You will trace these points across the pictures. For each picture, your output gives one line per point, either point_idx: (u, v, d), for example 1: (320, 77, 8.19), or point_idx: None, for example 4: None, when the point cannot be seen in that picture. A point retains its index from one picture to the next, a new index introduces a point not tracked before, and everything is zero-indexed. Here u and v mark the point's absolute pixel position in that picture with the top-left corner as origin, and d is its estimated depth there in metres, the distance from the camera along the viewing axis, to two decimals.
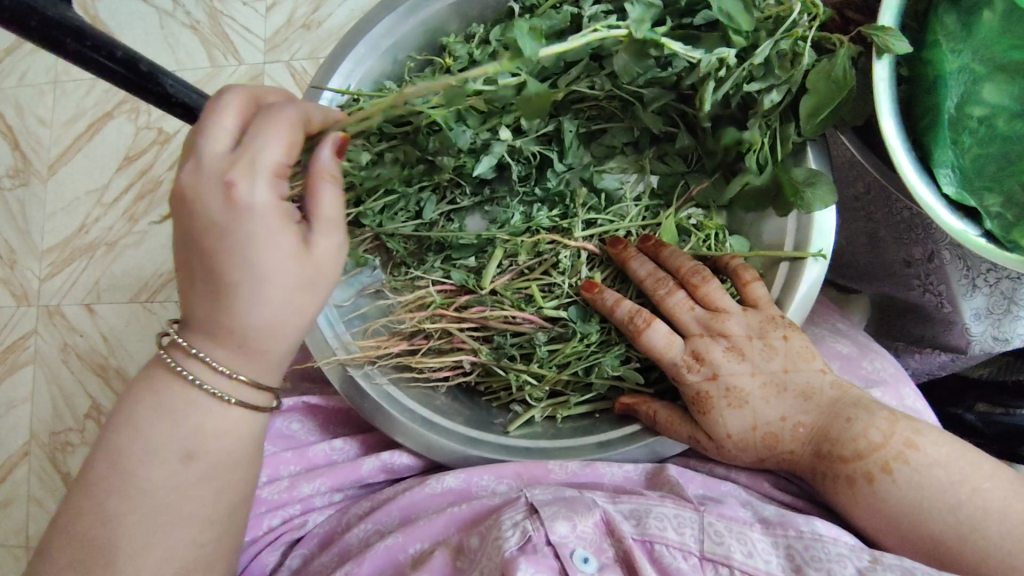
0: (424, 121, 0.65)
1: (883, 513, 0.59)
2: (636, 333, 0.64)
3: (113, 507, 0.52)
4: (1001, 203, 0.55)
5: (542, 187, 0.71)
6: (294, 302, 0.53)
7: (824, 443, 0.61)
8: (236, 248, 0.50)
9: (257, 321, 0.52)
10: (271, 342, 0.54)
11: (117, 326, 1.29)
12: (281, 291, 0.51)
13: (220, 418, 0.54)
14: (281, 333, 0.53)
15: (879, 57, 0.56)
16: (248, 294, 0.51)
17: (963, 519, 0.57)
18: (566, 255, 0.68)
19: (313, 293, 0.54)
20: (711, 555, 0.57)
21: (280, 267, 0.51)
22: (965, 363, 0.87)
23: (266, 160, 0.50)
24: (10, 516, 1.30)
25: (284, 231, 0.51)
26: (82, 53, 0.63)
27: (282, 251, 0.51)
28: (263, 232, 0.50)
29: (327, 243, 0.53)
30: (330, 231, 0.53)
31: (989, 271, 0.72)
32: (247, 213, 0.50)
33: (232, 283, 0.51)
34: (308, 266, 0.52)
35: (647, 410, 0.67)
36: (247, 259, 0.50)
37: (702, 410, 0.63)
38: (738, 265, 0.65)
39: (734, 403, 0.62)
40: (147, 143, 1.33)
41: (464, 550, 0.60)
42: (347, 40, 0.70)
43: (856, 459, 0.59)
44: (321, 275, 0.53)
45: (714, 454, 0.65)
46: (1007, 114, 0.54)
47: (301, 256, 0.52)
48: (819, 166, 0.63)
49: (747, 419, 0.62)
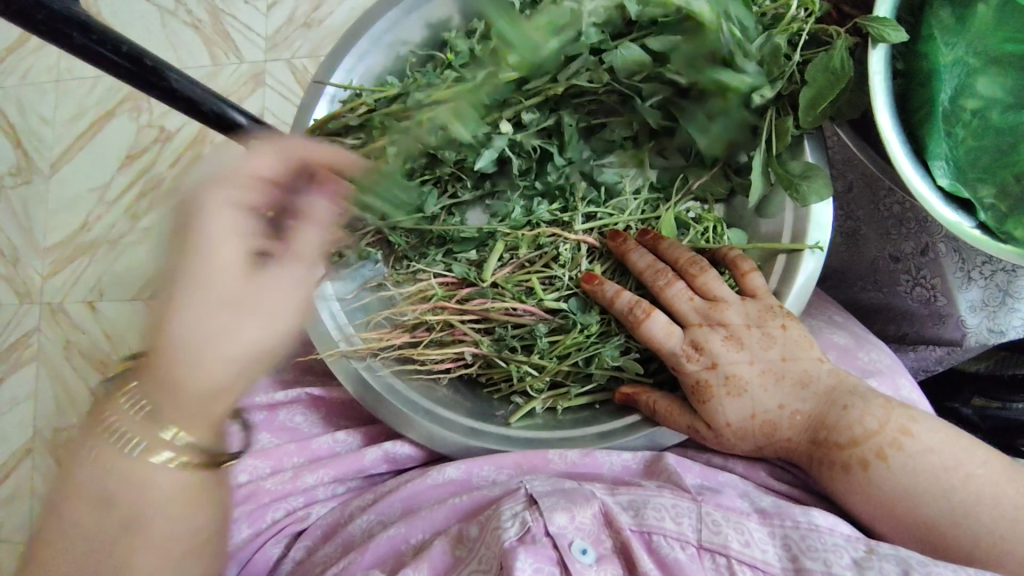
0: (429, 114, 0.68)
1: (878, 499, 0.60)
2: (635, 324, 0.64)
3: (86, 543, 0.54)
4: (995, 194, 0.57)
5: (542, 180, 0.71)
6: (250, 331, 0.52)
7: (821, 431, 0.62)
8: (191, 255, 0.50)
9: (188, 338, 0.50)
10: (223, 394, 0.53)
11: (121, 325, 1.31)
12: (228, 316, 0.51)
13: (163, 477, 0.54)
14: (229, 370, 0.52)
15: (874, 47, 0.57)
16: (195, 328, 0.50)
17: (956, 504, 0.58)
18: (566, 248, 0.69)
19: (249, 318, 0.51)
20: (708, 544, 0.58)
21: (226, 281, 0.50)
22: (960, 356, 0.84)
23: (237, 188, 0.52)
24: (13, 515, 1.31)
25: (234, 239, 0.51)
26: (87, 47, 0.65)
27: (237, 279, 0.51)
28: (213, 245, 0.50)
29: (283, 279, 0.54)
30: (292, 263, 0.55)
31: (984, 263, 0.75)
32: (204, 217, 0.50)
33: (179, 293, 0.50)
34: (258, 293, 0.52)
35: (647, 400, 0.68)
36: (197, 272, 0.50)
37: (701, 399, 0.64)
38: (736, 255, 0.66)
39: (734, 392, 0.63)
40: (149, 141, 1.34)
41: (464, 539, 0.61)
42: (349, 37, 0.71)
43: (853, 446, 0.60)
44: (263, 303, 0.52)
45: (713, 444, 0.66)
46: (1000, 106, 0.55)
47: (255, 282, 0.52)
48: (814, 159, 0.64)
49: (746, 408, 0.63)
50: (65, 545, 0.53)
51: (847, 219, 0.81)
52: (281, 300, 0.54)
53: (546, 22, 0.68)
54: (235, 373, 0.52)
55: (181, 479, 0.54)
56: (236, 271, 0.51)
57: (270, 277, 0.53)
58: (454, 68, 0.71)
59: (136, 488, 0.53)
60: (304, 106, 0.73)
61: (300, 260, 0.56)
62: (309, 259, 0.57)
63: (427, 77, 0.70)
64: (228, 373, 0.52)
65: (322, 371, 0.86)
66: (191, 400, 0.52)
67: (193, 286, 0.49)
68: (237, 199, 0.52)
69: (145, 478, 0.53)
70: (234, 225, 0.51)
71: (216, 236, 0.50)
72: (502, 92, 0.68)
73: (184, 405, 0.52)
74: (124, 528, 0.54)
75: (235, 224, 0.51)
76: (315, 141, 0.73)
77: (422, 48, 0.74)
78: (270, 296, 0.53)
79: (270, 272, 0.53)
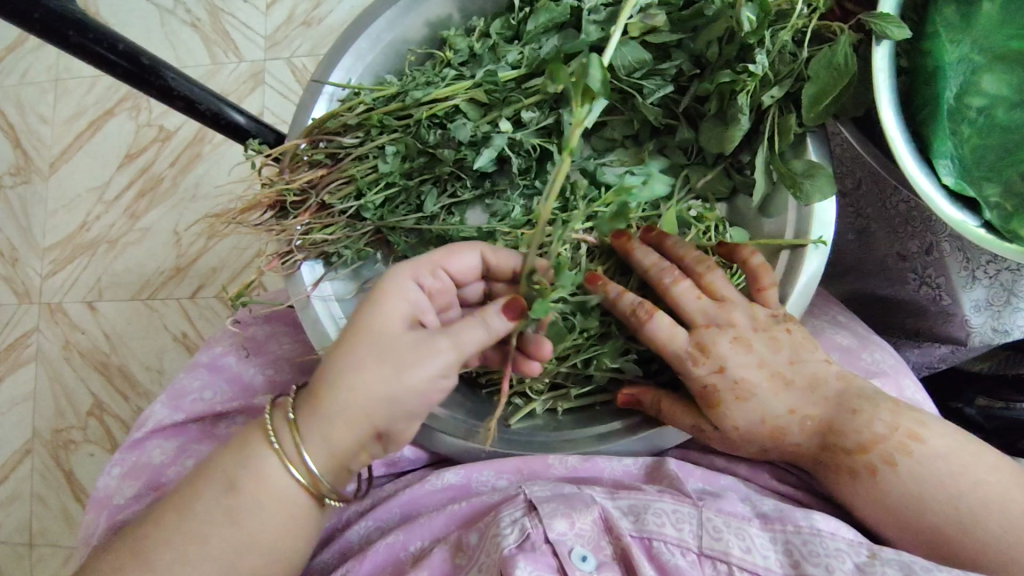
0: (427, 112, 0.67)
1: (886, 505, 0.60)
2: (639, 323, 0.63)
3: (179, 528, 0.57)
4: (1000, 193, 0.56)
5: (542, 180, 0.70)
6: (386, 379, 0.56)
7: (829, 436, 0.62)
8: (368, 302, 0.59)
9: (335, 366, 0.57)
10: (338, 426, 0.56)
11: (120, 324, 1.31)
12: (376, 360, 0.56)
13: (271, 484, 0.58)
14: (353, 410, 0.56)
15: (879, 42, 0.56)
16: (350, 360, 0.56)
17: (966, 511, 0.58)
18: (568, 248, 0.67)
19: (384, 366, 0.56)
20: (709, 551, 0.57)
21: (380, 328, 0.57)
22: (964, 355, 0.85)
23: (428, 264, 0.61)
24: (11, 514, 1.30)
25: (401, 300, 0.58)
26: (84, 46, 0.64)
27: (396, 331, 0.57)
28: (384, 300, 0.58)
29: (425, 353, 0.56)
30: (442, 342, 0.56)
31: (989, 262, 0.74)
32: (392, 277, 0.60)
33: (348, 328, 0.58)
34: (406, 352, 0.56)
35: (651, 400, 0.66)
36: (365, 313, 0.58)
37: (710, 403, 0.63)
38: (756, 261, 0.63)
39: (741, 396, 0.62)
40: (148, 140, 1.34)
41: (464, 546, 0.61)
42: (347, 35, 0.70)
43: (861, 452, 0.60)
44: (402, 358, 0.56)
45: (719, 444, 0.65)
46: (1006, 104, 0.55)
47: (409, 339, 0.56)
48: (818, 158, 0.63)
49: (754, 412, 0.62)
50: (182, 515, 0.57)
51: (856, 215, 0.80)
52: (426, 367, 0.56)
53: (547, 19, 0.67)
54: (358, 414, 0.56)
55: (291, 492, 0.59)
56: (399, 324, 0.57)
57: (418, 343, 0.56)
58: (454, 67, 0.71)
59: (263, 485, 0.58)
60: (302, 104, 0.72)
61: (447, 344, 0.56)
62: (453, 350, 0.56)
63: (426, 76, 0.70)
64: (358, 412, 0.56)
65: None
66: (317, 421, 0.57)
67: (359, 330, 0.57)
68: (418, 272, 0.61)
69: (267, 471, 0.58)
70: (408, 289, 0.59)
71: (389, 292, 0.58)
72: (501, 90, 0.68)
73: (317, 427, 0.57)
74: (225, 517, 0.57)
75: (409, 288, 0.59)
76: (313, 140, 0.71)
77: (420, 46, 0.74)
78: (406, 358, 0.56)
79: (433, 339, 0.56)
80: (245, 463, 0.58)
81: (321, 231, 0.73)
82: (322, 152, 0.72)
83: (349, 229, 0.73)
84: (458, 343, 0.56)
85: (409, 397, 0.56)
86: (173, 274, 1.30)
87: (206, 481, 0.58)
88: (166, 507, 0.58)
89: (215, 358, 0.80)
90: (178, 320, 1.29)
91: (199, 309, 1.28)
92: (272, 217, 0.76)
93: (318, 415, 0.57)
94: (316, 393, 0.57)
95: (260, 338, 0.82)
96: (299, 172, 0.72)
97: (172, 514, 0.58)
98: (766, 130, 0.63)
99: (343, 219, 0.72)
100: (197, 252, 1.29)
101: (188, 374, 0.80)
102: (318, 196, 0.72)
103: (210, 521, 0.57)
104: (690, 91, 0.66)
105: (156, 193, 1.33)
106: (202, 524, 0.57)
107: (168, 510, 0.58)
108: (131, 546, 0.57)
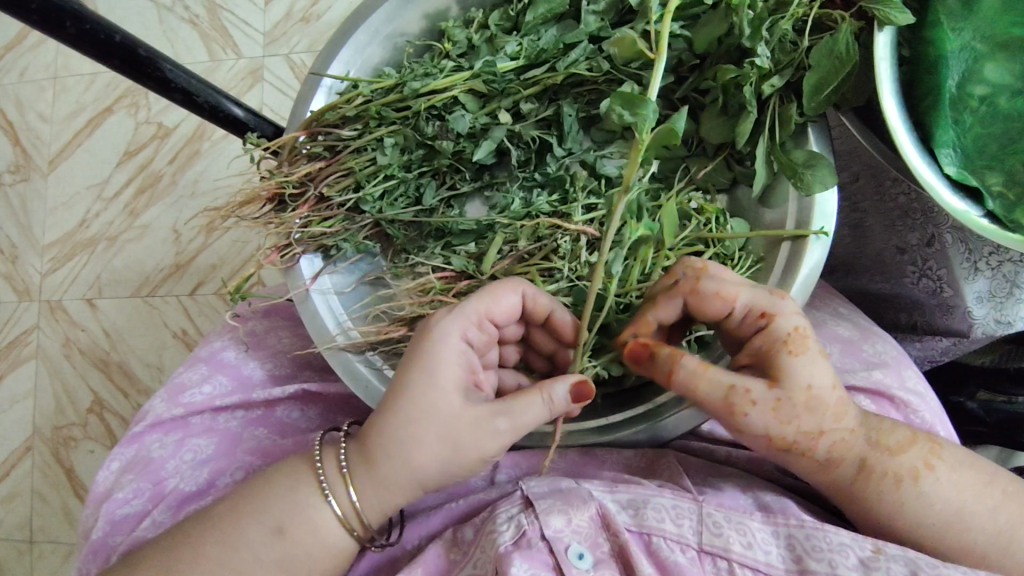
0: (424, 103, 0.66)
1: (930, 510, 0.59)
2: (693, 280, 0.58)
3: (210, 546, 0.59)
4: (1003, 181, 0.56)
5: (542, 171, 0.68)
6: (444, 453, 0.57)
7: (872, 432, 0.60)
8: (412, 364, 0.58)
9: (388, 435, 0.58)
10: (389, 489, 0.59)
11: (120, 322, 1.30)
12: (437, 439, 0.57)
13: (313, 527, 0.60)
14: (406, 478, 0.58)
15: (879, 28, 0.56)
16: (407, 434, 0.57)
17: (1003, 527, 0.59)
18: (565, 240, 0.65)
19: (443, 444, 0.57)
20: (709, 547, 0.57)
21: (432, 405, 0.57)
22: (965, 347, 0.84)
23: (466, 316, 0.59)
24: (12, 511, 1.30)
25: (449, 372, 0.58)
26: (81, 36, 0.64)
27: (454, 404, 0.57)
28: (431, 370, 0.57)
29: (484, 433, 0.57)
30: (501, 423, 0.57)
31: (992, 254, 0.73)
32: (435, 337, 0.58)
33: (395, 395, 0.58)
34: (465, 432, 0.57)
35: (674, 353, 0.57)
36: (410, 381, 0.58)
37: (793, 351, 0.56)
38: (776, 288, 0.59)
39: (821, 350, 0.57)
40: (147, 137, 1.33)
41: (458, 542, 0.62)
42: (345, 28, 0.70)
43: (903, 455, 0.59)
44: (462, 436, 0.57)
45: (787, 421, 0.57)
46: (1007, 93, 0.54)
47: (466, 416, 0.57)
48: (819, 149, 0.62)
49: (829, 373, 0.57)
50: (210, 530, 0.59)
51: (853, 208, 0.81)
52: (485, 445, 0.57)
53: (545, 10, 0.66)
54: (410, 482, 0.59)
55: (323, 520, 0.60)
56: (455, 400, 0.57)
57: (473, 423, 0.57)
58: (452, 59, 0.70)
59: (310, 529, 0.59)
60: (301, 97, 0.72)
61: (503, 426, 0.57)
62: (508, 429, 0.57)
63: (424, 67, 0.69)
64: (412, 477, 0.58)
65: (320, 364, 0.81)
66: (369, 479, 0.59)
67: (410, 402, 0.57)
68: (460, 329, 0.59)
69: (309, 513, 0.60)
70: (458, 354, 0.59)
71: (441, 359, 0.58)
72: (500, 81, 0.66)
73: (372, 490, 0.59)
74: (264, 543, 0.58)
75: (458, 351, 0.59)
76: (312, 133, 0.72)
77: (419, 38, 0.73)
78: (468, 438, 0.57)
79: (492, 422, 0.57)
80: (292, 505, 0.59)
81: (320, 224, 0.72)
82: (321, 146, 0.72)
83: (348, 222, 0.73)
84: (517, 426, 0.57)
85: (466, 466, 0.58)
86: (172, 271, 1.29)
87: (252, 517, 0.59)
88: (202, 533, 0.59)
89: (214, 352, 0.80)
90: (178, 317, 1.29)
91: (199, 307, 1.28)
92: (272, 210, 0.76)
93: (376, 477, 0.59)
94: (372, 456, 0.59)
95: (259, 332, 0.82)
96: (298, 166, 0.73)
97: (218, 546, 0.58)
98: (766, 123, 0.63)
99: (342, 212, 0.72)
100: (196, 249, 1.29)
101: (188, 369, 0.79)
102: (317, 188, 0.72)
103: (256, 562, 0.58)
104: (691, 82, 0.66)
105: (155, 189, 1.32)
106: (253, 566, 0.58)
107: (209, 539, 0.59)
108: (167, 564, 0.59)
